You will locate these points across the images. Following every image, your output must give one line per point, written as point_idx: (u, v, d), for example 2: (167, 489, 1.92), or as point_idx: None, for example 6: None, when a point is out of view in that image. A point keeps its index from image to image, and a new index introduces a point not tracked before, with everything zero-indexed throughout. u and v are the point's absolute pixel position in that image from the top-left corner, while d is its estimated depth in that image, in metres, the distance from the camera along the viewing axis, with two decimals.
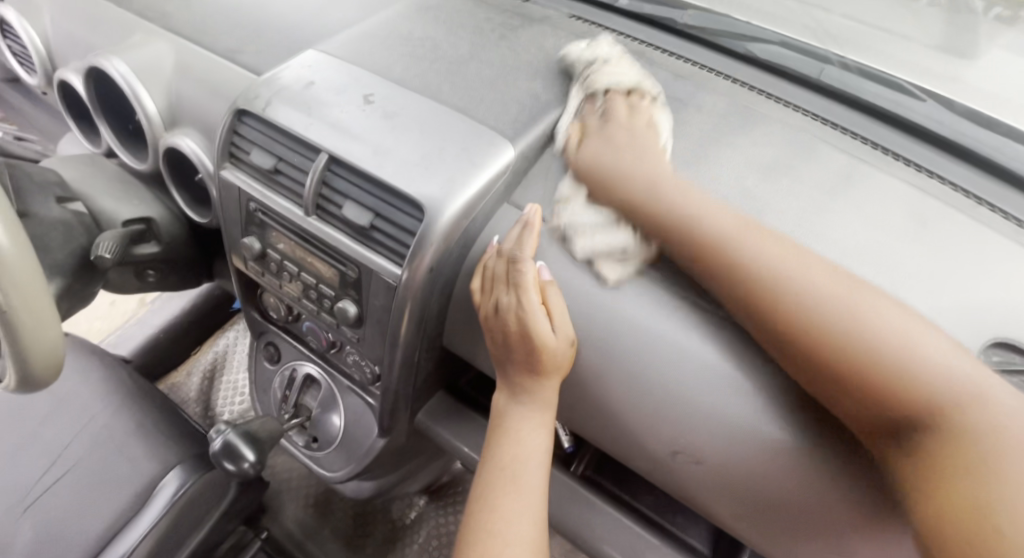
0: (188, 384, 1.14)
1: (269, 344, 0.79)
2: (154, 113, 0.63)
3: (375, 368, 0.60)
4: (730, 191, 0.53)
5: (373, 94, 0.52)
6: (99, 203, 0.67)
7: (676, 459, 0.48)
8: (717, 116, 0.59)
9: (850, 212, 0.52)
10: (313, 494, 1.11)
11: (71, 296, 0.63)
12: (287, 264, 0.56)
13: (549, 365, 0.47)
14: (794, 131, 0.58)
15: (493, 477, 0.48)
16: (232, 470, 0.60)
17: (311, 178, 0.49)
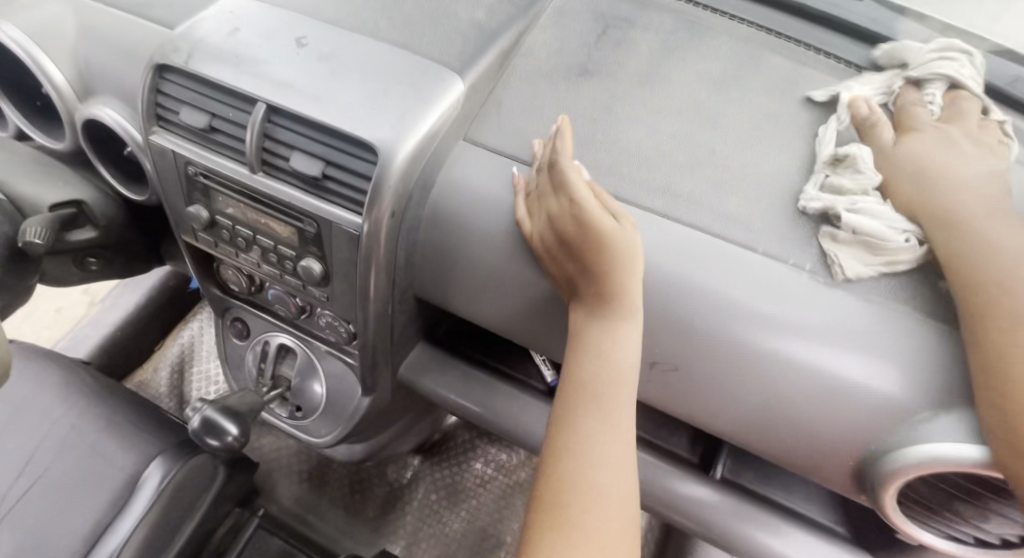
0: (157, 379, 1.11)
1: (235, 319, 0.76)
2: (64, 83, 0.58)
3: (349, 327, 0.58)
4: (681, 101, 0.53)
5: (306, 36, 0.49)
6: (19, 188, 0.62)
7: (654, 368, 0.49)
8: (666, 35, 0.58)
9: (794, 113, 0.52)
10: (306, 469, 1.10)
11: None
12: (240, 229, 0.53)
13: (618, 256, 0.43)
14: (743, 42, 0.57)
15: (573, 396, 0.42)
16: (217, 445, 0.58)
17: (252, 132, 0.46)
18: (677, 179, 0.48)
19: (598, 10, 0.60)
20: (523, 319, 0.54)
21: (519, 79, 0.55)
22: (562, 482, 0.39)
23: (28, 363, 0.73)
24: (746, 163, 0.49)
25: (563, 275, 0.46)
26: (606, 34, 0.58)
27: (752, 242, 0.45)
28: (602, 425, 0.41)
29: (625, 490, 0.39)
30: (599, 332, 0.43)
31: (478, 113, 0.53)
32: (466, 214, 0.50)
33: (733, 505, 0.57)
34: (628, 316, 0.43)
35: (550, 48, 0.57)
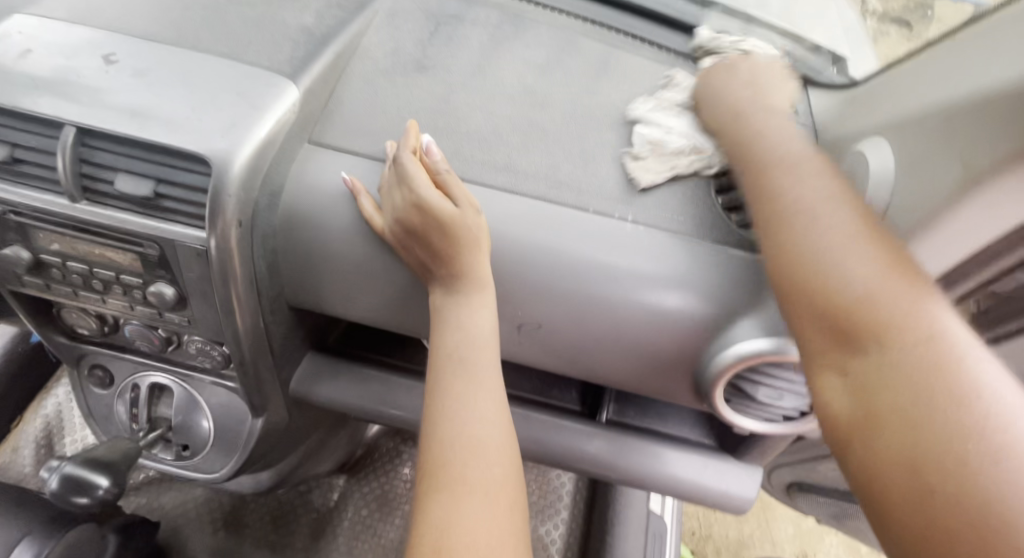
0: (19, 459, 0.99)
1: (94, 367, 0.70)
2: None
3: (222, 349, 0.56)
4: (513, 86, 0.56)
5: (115, 52, 0.46)
6: None
7: (521, 330, 0.53)
8: (492, 27, 0.60)
9: (613, 87, 0.57)
10: (217, 517, 1.04)
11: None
12: (71, 265, 0.49)
13: (461, 238, 0.46)
14: (562, 30, 0.61)
15: (445, 367, 0.46)
16: (87, 502, 0.54)
17: (63, 158, 0.42)
18: (515, 157, 0.51)
19: (427, 10, 0.61)
20: (395, 309, 0.55)
21: (360, 80, 0.56)
22: (442, 442, 0.42)
23: None
24: (573, 135, 0.53)
25: (419, 261, 0.49)
26: (438, 31, 0.60)
27: (584, 202, 0.49)
28: (469, 381, 0.45)
29: (502, 432, 0.43)
30: (455, 306, 0.47)
31: (321, 113, 0.53)
32: (309, 210, 0.50)
33: (623, 443, 0.63)
34: (486, 290, 0.47)
35: (385, 48, 0.58)
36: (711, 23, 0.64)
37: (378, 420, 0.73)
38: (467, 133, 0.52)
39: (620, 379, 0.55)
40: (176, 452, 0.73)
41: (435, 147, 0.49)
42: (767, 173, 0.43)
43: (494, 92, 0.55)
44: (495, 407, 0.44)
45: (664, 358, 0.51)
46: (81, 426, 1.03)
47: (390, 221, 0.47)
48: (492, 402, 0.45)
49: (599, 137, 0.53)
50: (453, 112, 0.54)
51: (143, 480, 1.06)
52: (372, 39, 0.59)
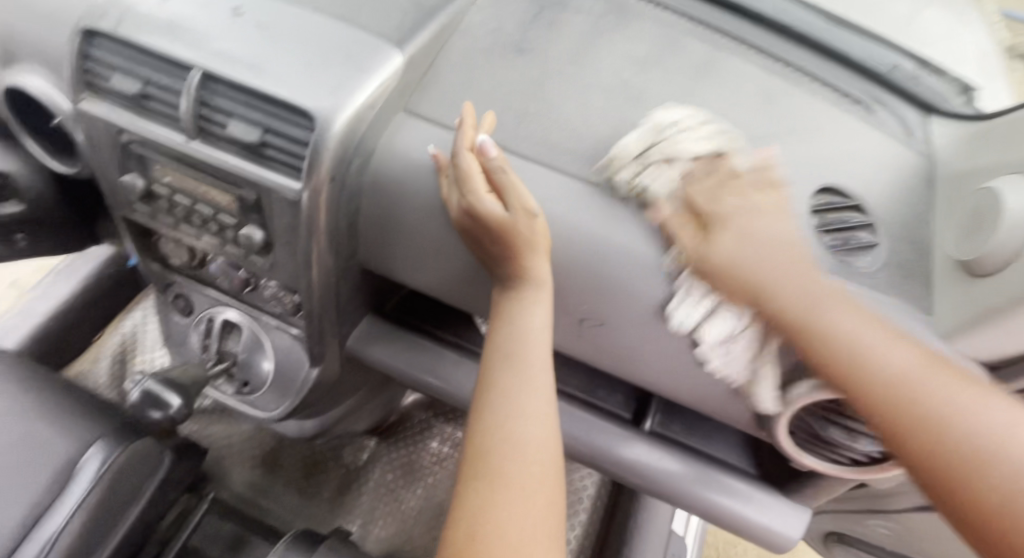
0: (97, 370, 1.09)
1: (178, 296, 0.76)
2: None
3: (293, 298, 0.60)
4: (609, 79, 0.55)
5: (242, 5, 0.49)
6: None
7: (583, 325, 0.53)
8: (596, 18, 0.60)
9: (712, 90, 0.56)
10: (257, 455, 1.11)
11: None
12: (177, 198, 0.53)
13: (516, 248, 0.47)
14: (665, 27, 0.60)
15: (496, 361, 0.47)
16: (159, 417, 0.59)
17: (187, 99, 0.46)
18: (601, 150, 0.51)
19: None
20: (460, 284, 0.56)
21: (460, 56, 0.57)
22: (487, 435, 0.43)
23: None
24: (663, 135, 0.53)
25: (485, 257, 0.51)
26: (539, 16, 0.60)
27: (668, 206, 0.49)
28: (517, 377, 0.46)
29: (547, 432, 0.44)
30: (511, 305, 0.49)
31: (419, 81, 0.55)
32: (388, 175, 0.52)
33: (662, 453, 0.63)
34: (541, 292, 0.48)
35: (486, 27, 0.59)
36: (827, 36, 0.61)
37: (420, 389, 0.76)
38: (560, 119, 0.53)
39: (675, 391, 0.54)
40: (237, 388, 0.78)
41: (490, 144, 0.47)
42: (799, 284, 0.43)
43: (590, 82, 0.55)
44: (541, 404, 0.45)
45: (722, 379, 0.50)
46: (153, 348, 1.12)
47: (457, 208, 0.48)
48: (539, 398, 0.46)
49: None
50: (546, 99, 0.54)
51: (200, 408, 1.14)
52: (477, 16, 0.60)
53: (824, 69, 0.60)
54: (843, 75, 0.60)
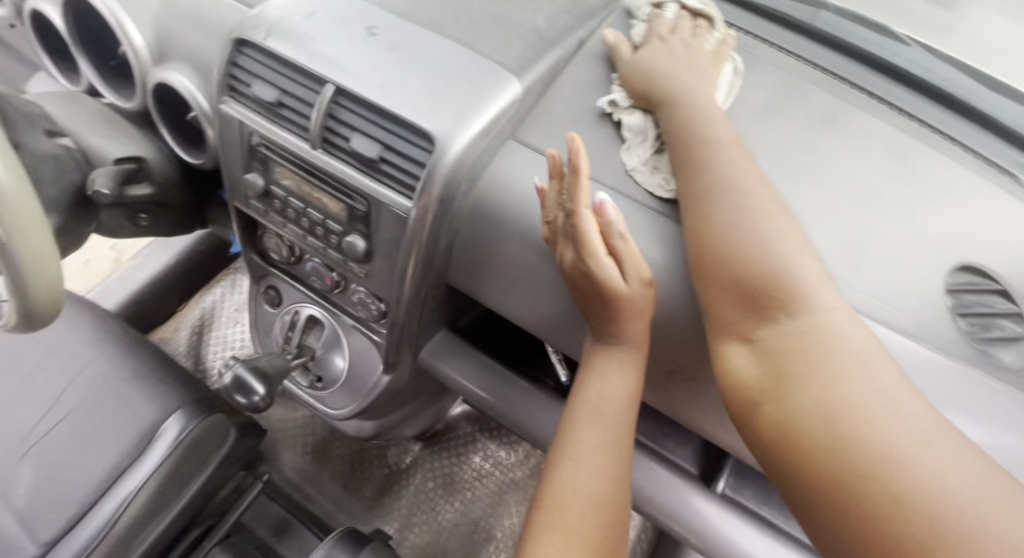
0: (177, 337, 1.18)
1: (269, 287, 0.79)
2: (142, 46, 0.64)
3: (379, 306, 0.62)
4: (725, 126, 0.53)
5: (376, 26, 0.51)
6: (90, 139, 0.68)
7: (671, 379, 0.53)
8: (717, 59, 0.59)
9: (837, 146, 0.53)
10: (309, 443, 1.15)
11: (66, 229, 0.66)
12: (291, 200, 0.56)
13: (626, 313, 0.46)
14: (788, 74, 0.58)
15: (580, 412, 0.48)
16: (244, 402, 0.62)
17: (318, 112, 0.48)
18: None
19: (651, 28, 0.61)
20: (547, 319, 0.57)
21: (575, 87, 0.57)
22: (565, 486, 0.43)
23: (79, 323, 0.93)
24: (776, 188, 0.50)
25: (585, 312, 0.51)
26: None
27: None
28: (597, 432, 0.46)
29: (619, 494, 0.44)
30: (602, 359, 0.49)
31: (531, 110, 0.55)
32: (506, 208, 0.52)
33: (731, 517, 0.59)
34: (636, 355, 0.49)
35: (601, 60, 0.58)
36: (973, 98, 0.57)
37: (482, 409, 0.75)
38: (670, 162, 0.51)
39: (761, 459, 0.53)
40: (310, 382, 0.80)
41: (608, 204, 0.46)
42: (776, 228, 0.40)
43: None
44: (620, 464, 0.45)
45: None
46: (227, 325, 1.19)
47: (570, 265, 0.47)
48: (615, 456, 0.45)
49: (805, 200, 0.49)
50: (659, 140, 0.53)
51: None
52: (596, 47, 0.59)
53: (964, 132, 0.56)
54: (987, 142, 0.56)
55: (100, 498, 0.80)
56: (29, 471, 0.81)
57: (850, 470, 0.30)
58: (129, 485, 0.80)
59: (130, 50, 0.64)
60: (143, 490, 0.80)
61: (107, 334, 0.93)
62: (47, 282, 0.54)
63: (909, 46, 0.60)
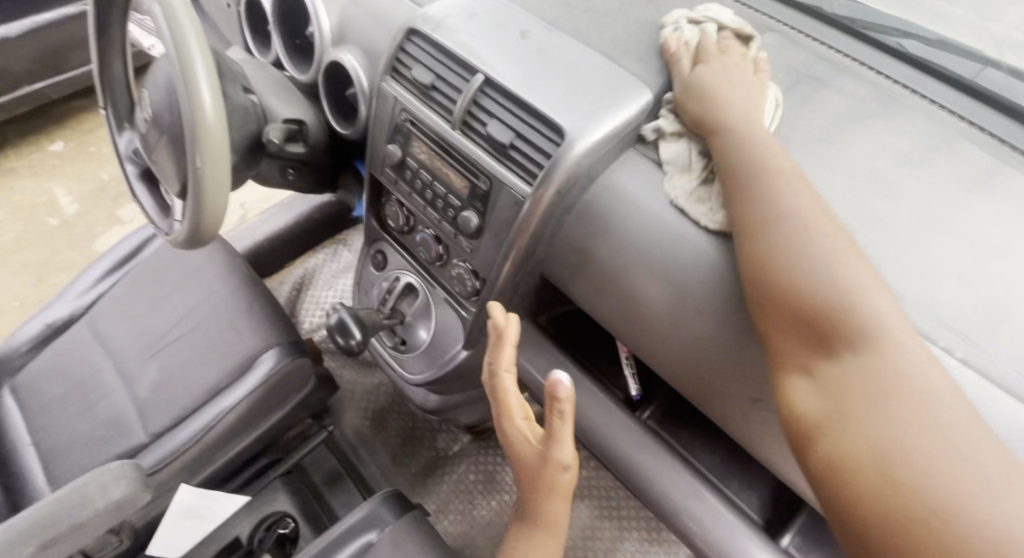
0: (280, 290, 1.32)
1: (378, 251, 0.87)
2: (327, 29, 0.81)
3: (475, 282, 0.67)
4: (860, 166, 0.54)
5: (529, 30, 0.57)
6: (269, 100, 0.81)
7: (754, 406, 0.53)
8: (857, 103, 0.59)
9: (991, 205, 0.51)
10: (370, 408, 1.23)
11: (238, 169, 0.77)
12: (422, 172, 0.63)
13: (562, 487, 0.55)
14: (938, 127, 0.57)
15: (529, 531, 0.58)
16: (342, 344, 0.69)
17: (464, 97, 0.55)
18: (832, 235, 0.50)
19: (790, 66, 0.62)
20: (634, 324, 0.60)
21: None
22: None
23: (218, 254, 1.07)
24: (910, 240, 0.50)
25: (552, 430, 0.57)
26: (796, 88, 0.60)
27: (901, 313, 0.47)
28: (541, 550, 0.57)
29: None
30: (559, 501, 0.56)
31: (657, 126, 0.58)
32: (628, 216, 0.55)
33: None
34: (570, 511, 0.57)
35: None
36: None
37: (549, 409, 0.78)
38: None
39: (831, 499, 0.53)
40: (395, 344, 0.87)
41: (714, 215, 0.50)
42: (805, 254, 0.43)
43: (836, 164, 0.54)
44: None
45: None
46: (322, 288, 1.32)
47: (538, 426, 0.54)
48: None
49: (946, 253, 0.49)
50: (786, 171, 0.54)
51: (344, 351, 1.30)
52: None
53: None
54: None
55: (200, 408, 0.91)
56: (156, 371, 0.95)
57: (917, 439, 0.34)
58: (225, 402, 0.90)
59: (316, 31, 0.81)
60: (235, 407, 0.90)
61: (233, 272, 1.05)
62: (216, 204, 0.68)
63: None
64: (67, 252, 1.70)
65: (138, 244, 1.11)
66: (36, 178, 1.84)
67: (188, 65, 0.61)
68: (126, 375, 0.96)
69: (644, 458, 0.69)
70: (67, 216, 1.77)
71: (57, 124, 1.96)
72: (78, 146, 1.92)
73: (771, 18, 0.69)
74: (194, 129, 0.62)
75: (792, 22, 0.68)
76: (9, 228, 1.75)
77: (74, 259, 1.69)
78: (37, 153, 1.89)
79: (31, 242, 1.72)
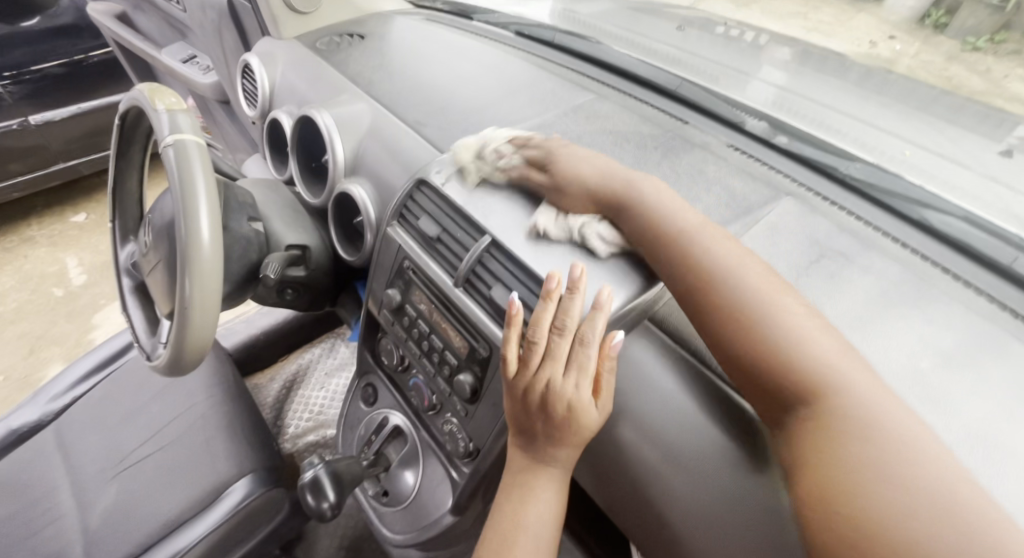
0: (269, 388, 1.22)
1: (368, 386, 0.82)
2: (342, 158, 0.81)
3: (467, 444, 0.61)
4: (899, 362, 0.49)
5: (541, 189, 0.55)
6: (274, 225, 0.79)
7: None
8: (885, 281, 0.55)
9: None
10: (348, 534, 1.12)
11: (231, 295, 0.74)
12: (419, 322, 0.59)
13: (573, 438, 0.47)
14: (978, 317, 0.53)
15: (501, 529, 0.49)
16: (313, 505, 0.62)
17: (470, 257, 0.52)
18: None
19: (812, 236, 0.60)
20: (623, 511, 0.54)
21: None
22: None
23: (205, 366, 1.02)
24: (972, 467, 0.44)
25: (528, 433, 0.50)
26: (820, 261, 0.57)
27: None
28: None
29: None
30: (547, 475, 0.49)
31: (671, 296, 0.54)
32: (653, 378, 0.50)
33: None
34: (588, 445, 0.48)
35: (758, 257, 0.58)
36: None
37: None
38: None
39: None
40: (376, 493, 0.79)
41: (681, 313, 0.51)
42: (756, 290, 0.44)
43: (875, 363, 0.49)
44: None
45: None
46: (313, 387, 1.22)
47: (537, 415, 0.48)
48: None
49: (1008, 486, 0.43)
50: None
51: None
52: (749, 240, 0.59)
53: None
54: None
55: (154, 545, 0.81)
56: (113, 495, 0.86)
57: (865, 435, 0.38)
58: (182, 541, 0.81)
59: (331, 160, 0.81)
60: (193, 548, 0.80)
61: (218, 386, 0.99)
62: (201, 338, 0.64)
63: None
64: (62, 326, 1.66)
65: (124, 346, 1.06)
66: (50, 247, 1.84)
67: (191, 203, 0.59)
68: (79, 496, 0.87)
69: None
70: (72, 287, 1.75)
71: (84, 197, 2.00)
72: (100, 219, 1.94)
73: (792, 177, 0.67)
74: (187, 261, 0.59)
75: (810, 184, 0.66)
76: (13, 297, 1.73)
77: (69, 331, 1.64)
78: (57, 224, 1.91)
79: (31, 312, 1.69)
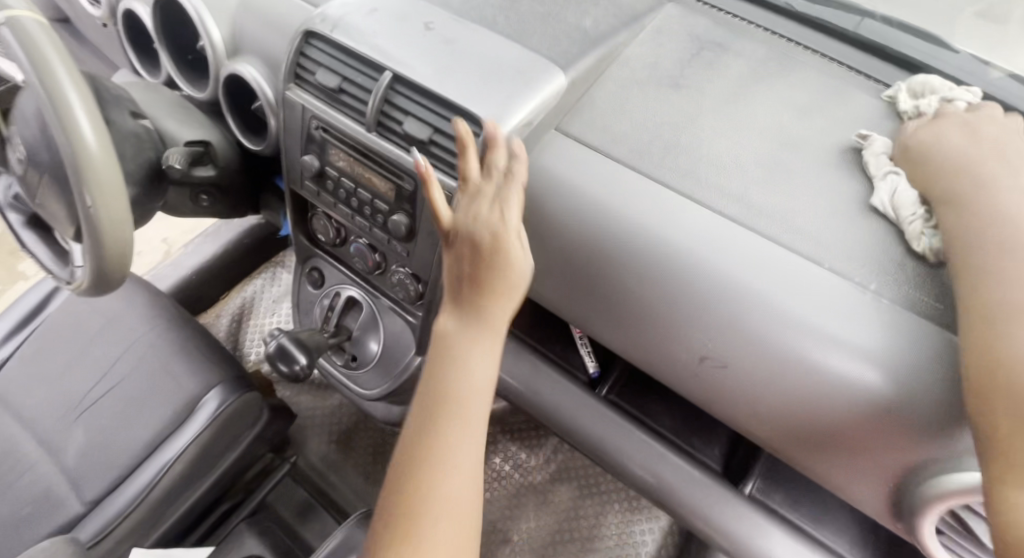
0: (219, 324, 1.24)
1: (313, 269, 0.84)
2: (219, 39, 0.76)
3: (417, 286, 0.66)
4: (767, 126, 0.56)
5: (433, 21, 0.55)
6: (165, 122, 0.75)
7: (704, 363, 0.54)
8: (755, 62, 0.60)
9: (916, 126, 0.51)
10: (335, 430, 1.20)
11: (139, 201, 0.72)
12: (343, 180, 0.61)
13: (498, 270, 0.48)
14: (832, 79, 0.59)
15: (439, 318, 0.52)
16: (286, 371, 0.66)
17: (376, 96, 0.53)
18: (752, 192, 0.52)
19: (694, 34, 0.63)
20: (567, 298, 0.62)
21: (617, 82, 0.59)
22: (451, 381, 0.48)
23: (137, 297, 1.00)
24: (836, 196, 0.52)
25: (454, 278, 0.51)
26: (700, 55, 0.61)
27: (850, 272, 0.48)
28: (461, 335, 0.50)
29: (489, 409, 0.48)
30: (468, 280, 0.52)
31: (574, 104, 0.57)
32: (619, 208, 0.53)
33: (747, 515, 0.65)
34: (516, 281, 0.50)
35: (646, 59, 0.61)
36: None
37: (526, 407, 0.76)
38: (714, 151, 0.54)
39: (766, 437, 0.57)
40: (345, 361, 0.84)
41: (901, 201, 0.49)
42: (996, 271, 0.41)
43: (754, 132, 0.55)
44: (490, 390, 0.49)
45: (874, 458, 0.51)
46: (265, 316, 1.25)
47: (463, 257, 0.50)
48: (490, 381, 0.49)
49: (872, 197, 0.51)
50: (692, 133, 0.55)
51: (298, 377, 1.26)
52: (635, 47, 0.62)
53: None
54: None
55: (141, 465, 0.85)
56: (83, 436, 0.88)
57: None
58: (168, 454, 0.84)
59: (208, 42, 0.76)
60: (180, 459, 0.84)
61: (156, 313, 0.98)
62: (119, 244, 0.63)
63: (953, 55, 0.59)
64: None
65: (42, 298, 1.02)
66: None
67: (61, 100, 0.56)
68: (48, 445, 0.88)
69: (609, 431, 0.70)
70: None
71: None
72: None
73: None
74: (77, 162, 0.57)
75: None
76: None
77: None
78: None
79: None
